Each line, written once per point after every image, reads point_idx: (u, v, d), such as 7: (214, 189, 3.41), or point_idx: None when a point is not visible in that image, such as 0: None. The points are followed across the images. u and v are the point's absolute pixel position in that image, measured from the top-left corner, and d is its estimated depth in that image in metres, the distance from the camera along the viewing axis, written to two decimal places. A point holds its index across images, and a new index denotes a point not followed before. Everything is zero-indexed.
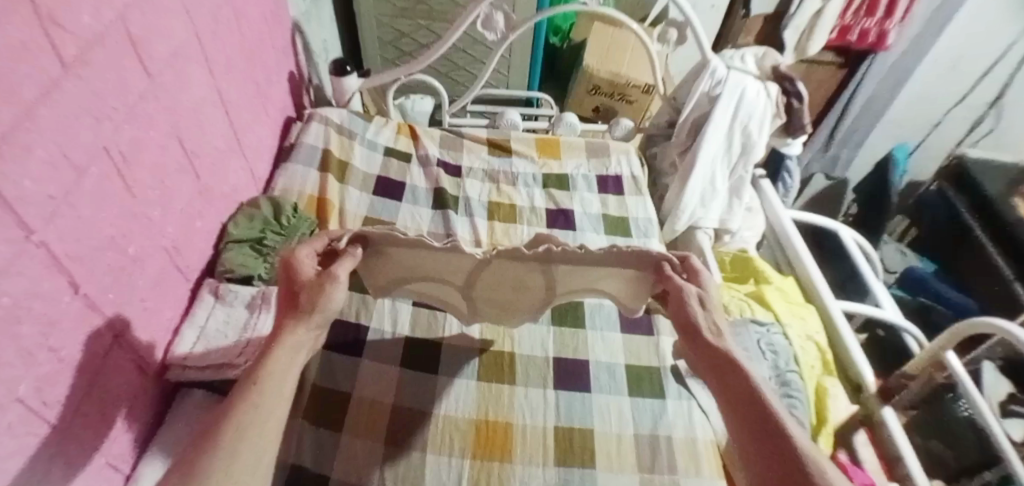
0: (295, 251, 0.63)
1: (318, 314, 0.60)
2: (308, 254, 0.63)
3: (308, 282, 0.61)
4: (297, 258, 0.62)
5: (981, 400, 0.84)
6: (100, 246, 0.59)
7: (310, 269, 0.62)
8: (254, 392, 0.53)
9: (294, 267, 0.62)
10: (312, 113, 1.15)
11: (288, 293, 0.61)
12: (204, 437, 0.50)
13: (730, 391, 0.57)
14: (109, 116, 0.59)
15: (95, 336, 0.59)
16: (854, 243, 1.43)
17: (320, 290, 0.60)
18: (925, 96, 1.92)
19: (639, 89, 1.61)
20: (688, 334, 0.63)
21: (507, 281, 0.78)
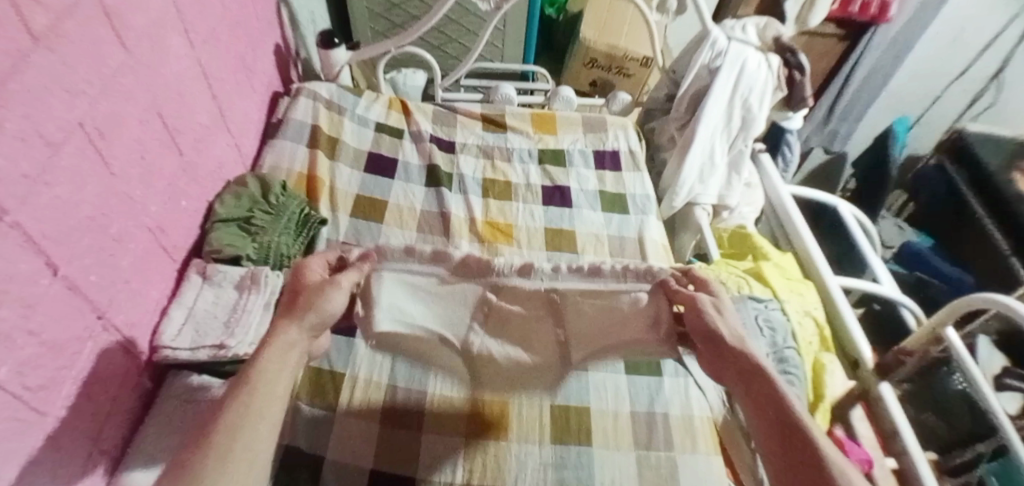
0: (308, 259, 0.62)
1: (312, 314, 0.58)
2: (318, 261, 0.63)
3: (311, 283, 0.60)
4: (308, 265, 0.62)
5: (976, 369, 0.83)
6: (80, 225, 0.57)
7: (317, 273, 0.61)
8: (246, 391, 0.52)
9: (302, 272, 0.61)
10: (300, 88, 1.12)
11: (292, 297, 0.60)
12: (197, 439, 0.49)
13: (754, 395, 0.57)
14: (84, 89, 0.56)
15: (78, 319, 0.58)
16: (853, 218, 1.42)
17: (319, 292, 0.59)
18: (926, 70, 1.88)
19: (637, 63, 1.57)
20: (703, 341, 0.61)
21: (517, 321, 0.69)
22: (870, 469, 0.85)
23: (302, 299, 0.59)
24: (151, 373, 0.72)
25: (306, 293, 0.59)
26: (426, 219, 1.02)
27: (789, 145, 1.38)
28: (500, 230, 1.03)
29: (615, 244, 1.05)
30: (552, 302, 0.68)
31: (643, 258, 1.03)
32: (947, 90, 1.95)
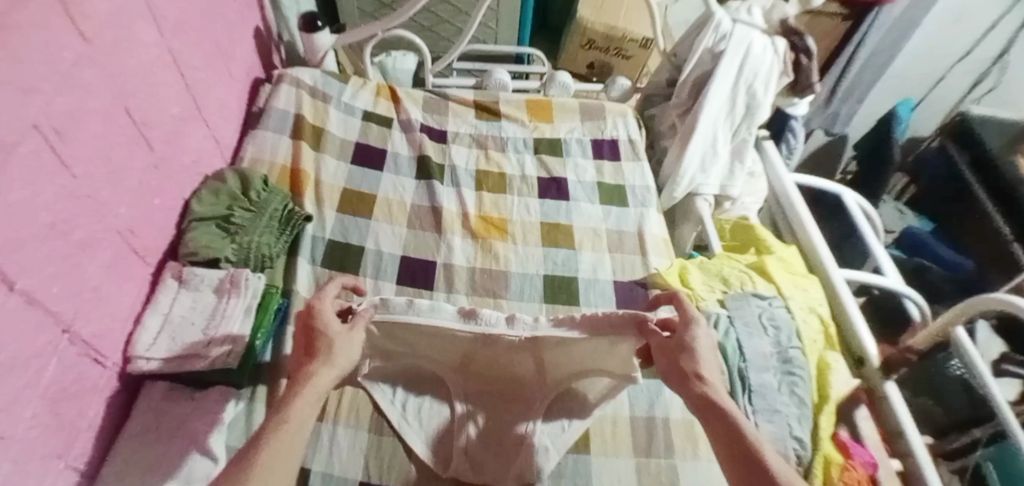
0: (318, 299, 0.67)
1: (342, 360, 0.62)
2: (330, 301, 0.67)
3: (332, 326, 0.64)
4: (319, 304, 0.66)
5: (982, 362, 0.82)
6: (39, 234, 0.52)
7: (332, 314, 0.66)
8: (285, 425, 0.54)
9: (316, 311, 0.65)
10: (281, 75, 1.06)
11: (303, 334, 0.64)
12: (238, 466, 0.51)
13: (721, 438, 0.58)
14: (39, 86, 0.51)
15: (42, 333, 0.53)
16: (857, 206, 1.37)
17: (336, 336, 0.64)
18: (930, 52, 1.80)
19: (636, 44, 1.51)
20: (676, 375, 0.65)
21: (498, 358, 0.76)
22: (873, 472, 0.79)
23: (324, 341, 0.63)
24: (127, 384, 0.68)
25: (329, 334, 0.63)
26: (416, 214, 0.98)
27: (793, 131, 1.33)
28: (494, 225, 0.99)
29: (614, 238, 1.01)
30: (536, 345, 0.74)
31: (643, 253, 1.00)
32: (950, 71, 1.87)
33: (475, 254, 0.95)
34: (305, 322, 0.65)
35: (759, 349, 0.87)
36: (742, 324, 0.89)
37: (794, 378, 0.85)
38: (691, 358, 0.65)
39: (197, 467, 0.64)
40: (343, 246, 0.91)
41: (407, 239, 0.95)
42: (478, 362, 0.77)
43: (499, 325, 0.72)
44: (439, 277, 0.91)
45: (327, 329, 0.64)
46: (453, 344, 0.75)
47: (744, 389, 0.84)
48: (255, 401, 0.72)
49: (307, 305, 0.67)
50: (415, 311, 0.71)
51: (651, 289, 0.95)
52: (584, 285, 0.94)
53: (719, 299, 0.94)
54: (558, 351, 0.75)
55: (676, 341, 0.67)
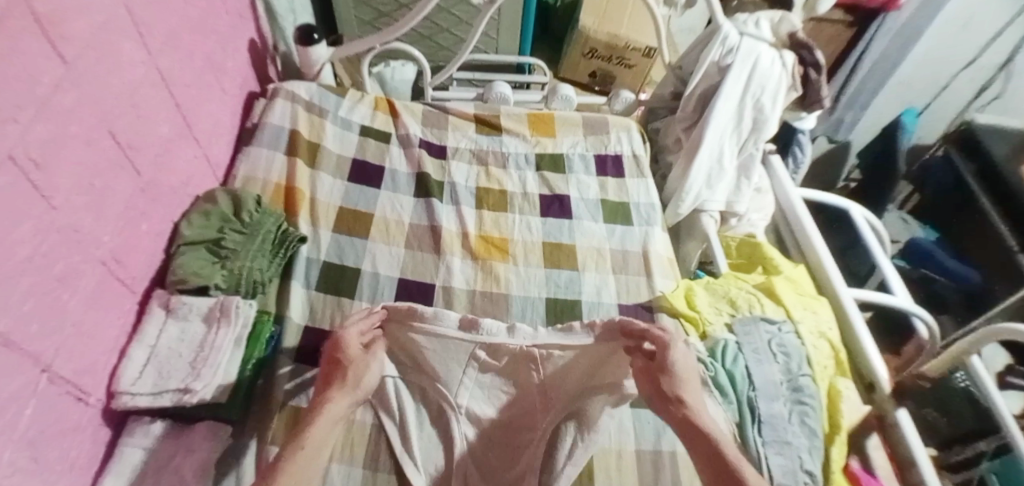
0: (345, 330, 0.70)
1: (358, 388, 0.67)
2: (354, 330, 0.70)
3: (351, 352, 0.68)
4: (346, 333, 0.69)
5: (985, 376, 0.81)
6: (16, 272, 0.49)
7: (356, 344, 0.69)
8: (299, 453, 0.59)
9: (342, 341, 0.69)
10: (277, 88, 1.03)
11: (330, 363, 0.68)
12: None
13: (707, 469, 0.61)
14: (14, 115, 0.48)
15: (19, 376, 0.50)
16: (864, 221, 1.34)
17: (364, 365, 0.69)
18: (934, 59, 1.75)
19: (639, 53, 1.48)
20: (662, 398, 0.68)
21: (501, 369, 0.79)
22: None
23: (342, 368, 0.67)
24: (111, 420, 0.65)
25: (350, 364, 0.68)
26: (414, 234, 0.95)
27: (800, 145, 1.30)
28: (494, 245, 0.96)
29: (618, 258, 0.98)
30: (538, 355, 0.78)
31: (647, 274, 0.97)
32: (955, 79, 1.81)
33: (475, 275, 0.92)
34: (331, 352, 0.68)
35: (769, 377, 0.84)
36: (750, 350, 0.87)
37: (805, 407, 0.82)
38: (672, 381, 0.68)
39: None
40: (339, 268, 0.88)
41: (404, 260, 0.92)
42: (479, 379, 0.79)
43: (500, 333, 0.76)
44: (438, 300, 0.88)
45: (348, 358, 0.68)
46: (455, 353, 0.78)
47: (753, 419, 0.81)
48: (244, 433, 0.70)
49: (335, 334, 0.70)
50: (415, 316, 0.75)
51: (657, 312, 0.92)
52: (587, 309, 0.91)
53: (727, 323, 0.92)
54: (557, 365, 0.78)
55: (658, 362, 0.70)
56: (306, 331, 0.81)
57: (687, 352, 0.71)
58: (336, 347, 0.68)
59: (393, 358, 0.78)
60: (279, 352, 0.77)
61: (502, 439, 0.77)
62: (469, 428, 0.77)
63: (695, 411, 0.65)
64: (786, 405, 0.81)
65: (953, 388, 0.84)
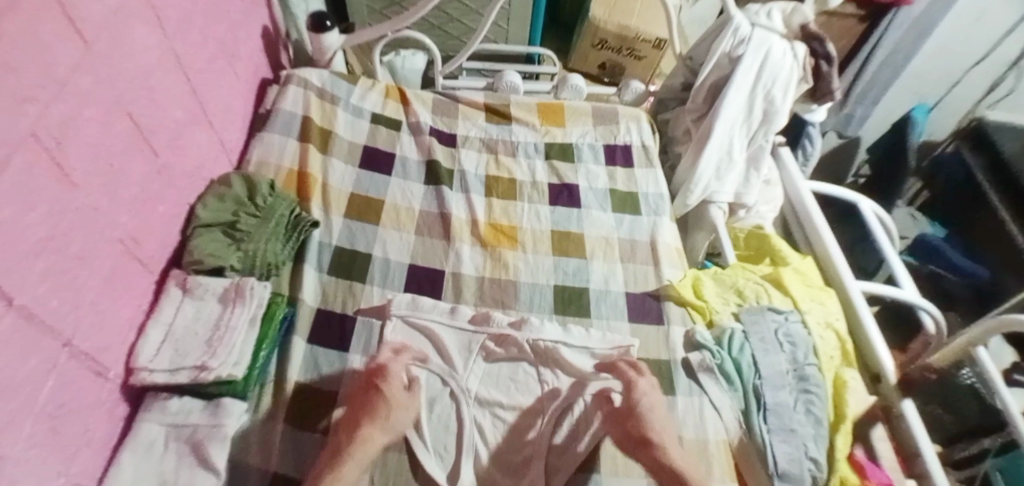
0: (388, 362, 0.73)
1: (394, 426, 0.67)
2: (398, 367, 0.73)
3: (395, 389, 0.70)
4: (388, 368, 0.72)
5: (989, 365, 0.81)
6: (36, 248, 0.50)
7: (397, 382, 0.71)
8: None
9: (385, 375, 0.71)
10: (289, 75, 1.04)
11: (366, 394, 0.69)
12: None
13: None
14: (34, 95, 0.49)
15: (38, 351, 0.51)
16: (873, 214, 1.34)
17: (396, 403, 0.69)
18: (947, 53, 1.72)
19: (649, 44, 1.47)
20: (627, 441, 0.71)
21: (504, 370, 0.81)
22: None
23: (383, 403, 0.68)
24: (128, 396, 0.66)
25: (392, 400, 0.68)
26: (424, 222, 0.96)
27: (810, 137, 1.30)
28: (504, 233, 0.97)
29: (626, 247, 0.99)
30: (542, 350, 0.82)
31: (655, 263, 0.97)
32: (969, 73, 1.78)
33: (484, 263, 0.93)
34: (371, 384, 0.70)
35: (775, 366, 0.85)
36: (757, 340, 0.87)
37: (811, 396, 0.83)
38: (639, 423, 0.70)
39: (199, 483, 0.63)
40: (350, 254, 0.89)
41: (414, 247, 0.93)
42: (489, 369, 0.80)
43: (505, 326, 0.83)
44: (447, 287, 0.89)
45: (390, 394, 0.69)
46: (458, 347, 0.81)
47: (759, 407, 0.82)
48: (258, 411, 0.72)
49: (378, 365, 0.73)
50: (418, 306, 0.83)
51: (664, 300, 0.92)
52: (595, 297, 0.92)
53: (734, 312, 0.93)
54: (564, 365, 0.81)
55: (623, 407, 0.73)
56: (317, 315, 0.82)
57: (654, 393, 0.75)
58: (378, 380, 0.70)
59: (409, 347, 0.81)
60: (291, 333, 0.78)
61: (513, 425, 0.76)
62: (477, 411, 0.76)
63: (667, 452, 0.68)
64: (792, 394, 0.82)
65: (959, 385, 0.85)
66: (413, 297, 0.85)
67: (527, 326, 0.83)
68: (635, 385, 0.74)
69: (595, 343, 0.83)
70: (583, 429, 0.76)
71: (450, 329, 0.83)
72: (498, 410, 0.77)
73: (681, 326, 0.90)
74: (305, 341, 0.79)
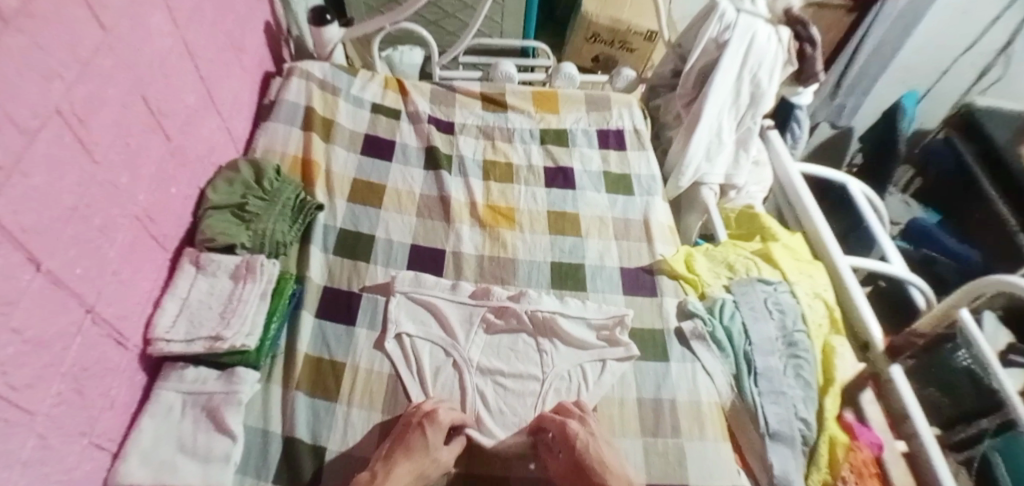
0: (438, 407, 0.71)
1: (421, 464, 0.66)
2: (446, 411, 0.71)
3: (432, 440, 0.67)
4: (438, 412, 0.70)
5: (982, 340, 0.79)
6: (63, 216, 0.54)
7: (443, 432, 0.69)
8: None
9: (435, 418, 0.69)
10: (292, 68, 1.08)
11: (411, 434, 0.68)
12: None
13: None
14: (60, 73, 0.53)
15: (65, 313, 0.55)
16: (862, 195, 1.37)
17: (435, 449, 0.68)
18: (936, 42, 1.74)
19: (641, 36, 1.51)
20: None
21: (506, 341, 0.83)
22: (878, 453, 0.81)
23: (419, 442, 0.67)
24: (147, 366, 0.70)
25: (427, 445, 0.67)
26: (425, 204, 1.00)
27: (798, 121, 1.34)
28: (501, 214, 1.00)
29: (620, 226, 1.02)
30: (540, 321, 0.85)
31: (649, 241, 1.01)
32: (956, 63, 1.81)
33: (483, 242, 0.96)
34: (419, 426, 0.69)
35: (765, 333, 0.88)
36: (748, 308, 0.91)
37: (799, 361, 0.86)
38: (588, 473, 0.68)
39: (217, 447, 0.66)
40: (354, 235, 0.93)
41: (416, 228, 0.96)
42: (490, 341, 0.83)
43: (503, 298, 0.87)
44: (448, 265, 0.93)
45: (432, 442, 0.67)
46: (458, 318, 0.85)
47: (750, 372, 0.85)
48: (270, 380, 0.75)
49: (427, 410, 0.71)
50: (421, 283, 0.87)
51: (657, 275, 0.96)
52: (591, 272, 0.96)
53: (725, 285, 0.97)
54: (562, 337, 0.84)
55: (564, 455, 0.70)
56: (323, 291, 0.86)
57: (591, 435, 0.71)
58: (426, 420, 0.69)
59: (412, 320, 0.84)
60: (300, 308, 0.82)
61: (512, 389, 0.79)
62: (479, 379, 0.79)
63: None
64: (780, 360, 0.86)
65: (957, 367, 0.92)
66: (417, 275, 0.88)
67: (525, 298, 0.86)
68: (568, 432, 0.70)
69: (592, 314, 0.87)
70: (582, 392, 0.80)
71: (451, 303, 0.86)
72: (498, 377, 0.80)
73: (673, 297, 0.93)
74: (313, 316, 0.82)
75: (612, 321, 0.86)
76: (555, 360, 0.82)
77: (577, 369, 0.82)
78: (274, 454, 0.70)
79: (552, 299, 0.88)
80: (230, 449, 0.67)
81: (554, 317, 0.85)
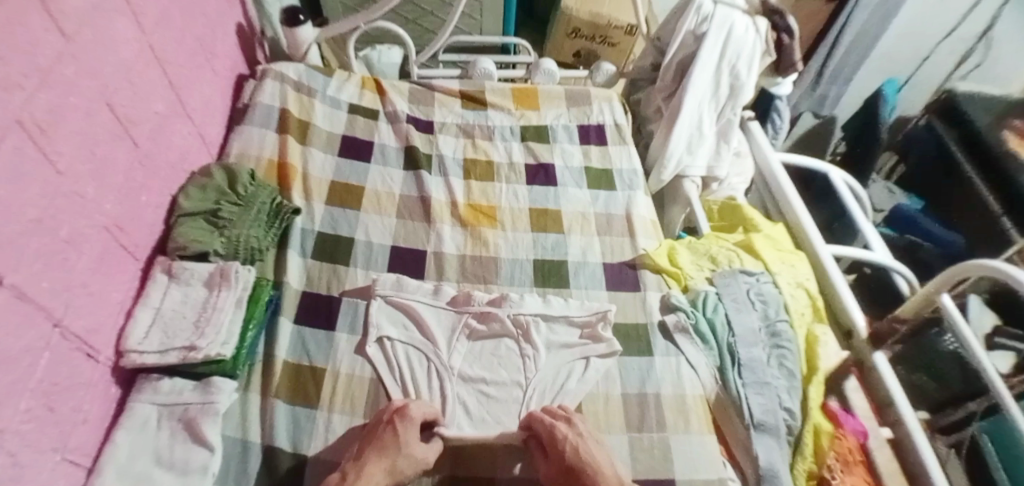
0: (409, 402, 0.71)
1: (399, 459, 0.65)
2: (420, 408, 0.70)
3: (408, 438, 0.67)
4: (411, 408, 0.70)
5: (968, 331, 0.79)
6: (27, 229, 0.52)
7: (415, 426, 0.69)
8: None
9: (407, 414, 0.69)
10: (265, 70, 1.07)
11: (383, 432, 0.67)
12: None
13: None
14: (20, 83, 0.51)
15: (33, 327, 0.53)
16: (843, 183, 1.37)
17: (412, 450, 0.67)
18: (915, 30, 1.75)
19: (621, 30, 1.50)
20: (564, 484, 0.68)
21: (489, 346, 0.82)
22: (863, 440, 0.82)
23: (391, 437, 0.66)
24: (121, 378, 0.69)
25: (404, 442, 0.66)
26: (405, 205, 0.99)
27: (778, 112, 1.34)
28: (483, 213, 0.99)
29: (602, 221, 1.02)
30: (523, 327, 0.84)
31: (631, 235, 1.00)
32: (936, 49, 1.82)
33: (465, 241, 0.95)
34: (390, 424, 0.68)
35: (748, 324, 0.88)
36: (730, 299, 0.91)
37: (783, 351, 0.87)
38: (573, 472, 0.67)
39: (194, 458, 0.65)
40: (333, 238, 0.92)
41: (396, 230, 0.95)
42: (472, 347, 0.82)
43: (485, 300, 0.86)
44: (430, 266, 0.92)
45: (404, 437, 0.67)
46: (442, 320, 0.84)
47: (734, 363, 0.85)
48: (249, 389, 0.74)
49: (399, 408, 0.70)
50: (402, 287, 0.86)
51: (640, 269, 0.95)
52: (574, 268, 0.95)
53: (708, 277, 0.97)
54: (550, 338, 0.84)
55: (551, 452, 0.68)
56: (303, 296, 0.84)
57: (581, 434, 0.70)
58: (397, 418, 0.68)
59: (393, 324, 0.83)
60: (278, 314, 0.81)
61: (497, 397, 0.77)
62: (461, 388, 0.78)
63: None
64: (764, 350, 0.86)
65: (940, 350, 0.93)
66: (400, 278, 0.87)
67: (507, 302, 0.85)
68: (556, 435, 0.68)
69: (574, 311, 0.86)
70: (569, 385, 0.79)
71: (433, 307, 0.85)
72: (482, 387, 0.78)
73: (656, 292, 0.93)
74: (293, 322, 0.81)
75: (593, 318, 0.86)
76: (538, 365, 0.81)
77: (561, 369, 0.81)
78: (255, 461, 0.69)
79: (534, 297, 0.87)
80: (208, 459, 0.65)
81: (536, 320, 0.84)
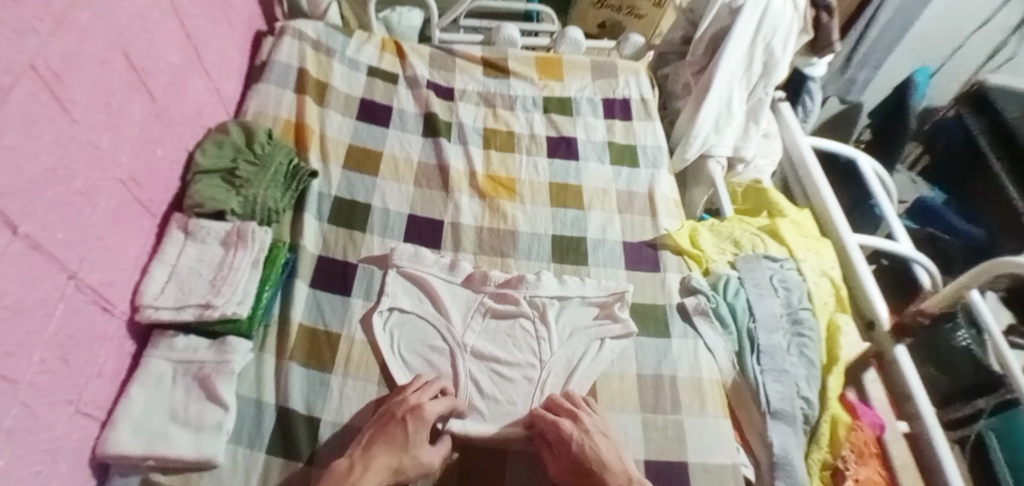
0: (425, 401, 0.67)
1: (408, 455, 0.63)
2: (434, 404, 0.67)
3: (415, 433, 0.65)
4: (427, 407, 0.67)
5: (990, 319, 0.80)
6: (41, 179, 0.51)
7: (428, 429, 0.66)
8: None
9: (422, 413, 0.66)
10: (284, 26, 1.04)
11: (393, 426, 0.65)
12: None
13: None
14: (34, 27, 0.49)
15: (47, 279, 0.52)
16: (872, 172, 1.33)
17: (413, 446, 0.64)
18: (957, 14, 1.57)
19: (649, 2, 1.40)
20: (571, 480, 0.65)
21: (502, 325, 0.80)
22: (880, 432, 0.80)
23: (400, 444, 0.63)
24: (136, 332, 0.68)
25: (410, 429, 0.64)
26: (423, 172, 0.96)
27: (809, 93, 1.29)
28: (502, 185, 0.97)
29: (624, 198, 0.99)
30: (538, 310, 0.82)
31: (653, 214, 0.98)
32: (971, 37, 1.65)
33: (483, 213, 0.93)
34: (404, 421, 0.65)
35: (770, 309, 0.87)
36: (752, 284, 0.89)
37: (803, 339, 0.85)
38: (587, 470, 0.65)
39: (208, 416, 0.65)
40: (350, 204, 0.90)
41: (413, 197, 0.93)
42: (486, 326, 0.80)
43: (502, 278, 0.84)
44: (446, 236, 0.90)
45: (415, 432, 0.65)
46: (456, 296, 0.82)
47: (753, 349, 0.84)
48: (263, 349, 0.74)
49: (399, 400, 0.68)
50: (418, 259, 0.84)
51: (661, 249, 0.94)
52: (592, 245, 0.93)
53: (730, 261, 0.95)
54: (568, 318, 0.82)
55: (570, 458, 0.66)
56: (317, 261, 0.83)
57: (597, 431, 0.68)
58: (410, 418, 0.65)
59: (407, 295, 0.81)
60: (293, 277, 0.80)
61: (512, 379, 0.76)
62: (474, 365, 0.77)
63: None
64: (784, 337, 0.84)
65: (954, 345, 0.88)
66: (416, 250, 0.85)
67: (524, 284, 0.83)
68: (562, 436, 0.66)
69: (592, 292, 0.85)
70: (600, 348, 0.80)
71: (449, 285, 0.83)
72: (495, 365, 0.77)
73: (676, 272, 0.91)
74: (309, 286, 0.80)
75: (614, 299, 0.84)
76: (552, 348, 0.79)
77: (578, 351, 0.79)
78: (268, 423, 0.69)
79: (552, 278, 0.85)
80: (221, 418, 0.65)
81: (552, 304, 0.83)
